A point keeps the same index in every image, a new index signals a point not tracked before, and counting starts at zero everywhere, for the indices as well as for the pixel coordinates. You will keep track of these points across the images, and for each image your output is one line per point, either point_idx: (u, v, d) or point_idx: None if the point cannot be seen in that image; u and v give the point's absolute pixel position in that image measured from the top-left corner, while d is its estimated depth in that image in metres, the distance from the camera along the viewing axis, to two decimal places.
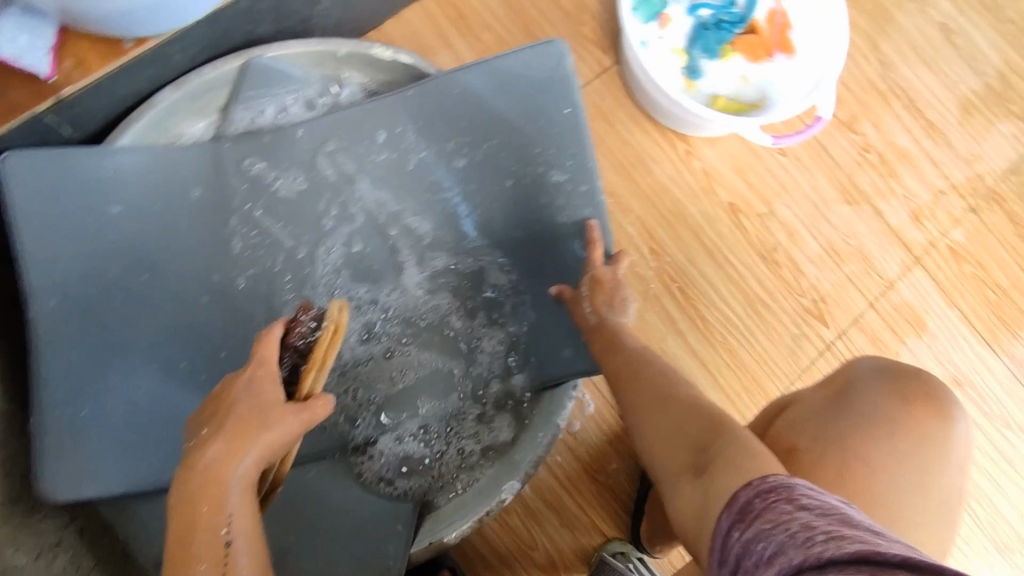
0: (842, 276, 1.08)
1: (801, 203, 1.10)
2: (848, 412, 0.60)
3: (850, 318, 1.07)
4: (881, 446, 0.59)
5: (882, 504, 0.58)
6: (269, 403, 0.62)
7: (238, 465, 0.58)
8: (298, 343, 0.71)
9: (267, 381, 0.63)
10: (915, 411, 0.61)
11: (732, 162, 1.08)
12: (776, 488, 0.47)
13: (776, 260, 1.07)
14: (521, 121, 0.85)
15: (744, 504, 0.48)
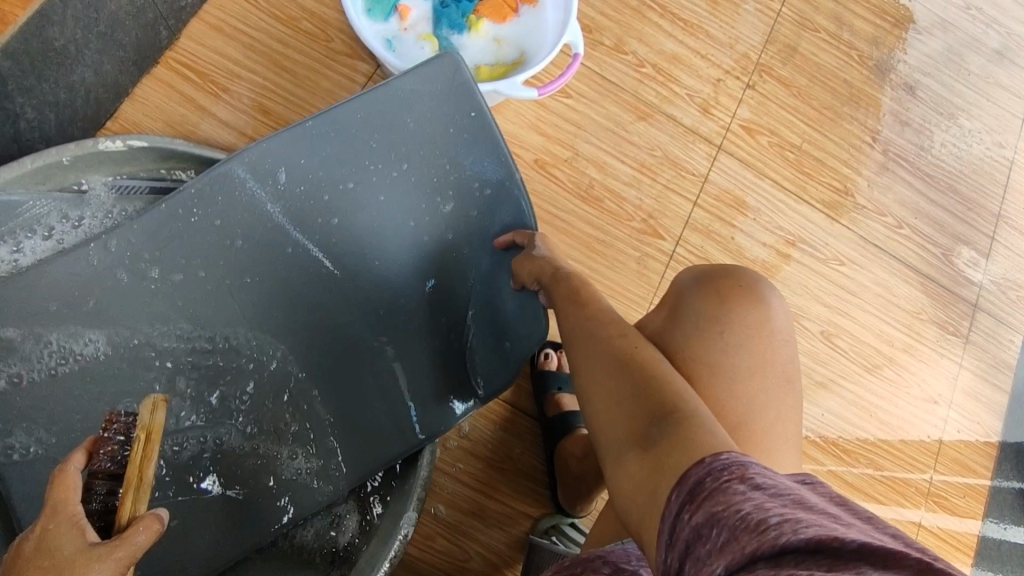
0: (660, 188, 1.13)
1: (601, 132, 1.13)
2: (674, 328, 0.69)
3: (680, 223, 1.12)
4: (714, 342, 0.67)
5: (727, 393, 0.66)
6: (66, 555, 0.49)
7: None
8: (109, 465, 0.57)
9: (61, 530, 0.50)
10: (731, 307, 0.69)
11: (523, 121, 1.09)
12: (729, 466, 0.44)
13: (596, 197, 1.09)
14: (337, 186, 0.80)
15: (694, 481, 0.44)
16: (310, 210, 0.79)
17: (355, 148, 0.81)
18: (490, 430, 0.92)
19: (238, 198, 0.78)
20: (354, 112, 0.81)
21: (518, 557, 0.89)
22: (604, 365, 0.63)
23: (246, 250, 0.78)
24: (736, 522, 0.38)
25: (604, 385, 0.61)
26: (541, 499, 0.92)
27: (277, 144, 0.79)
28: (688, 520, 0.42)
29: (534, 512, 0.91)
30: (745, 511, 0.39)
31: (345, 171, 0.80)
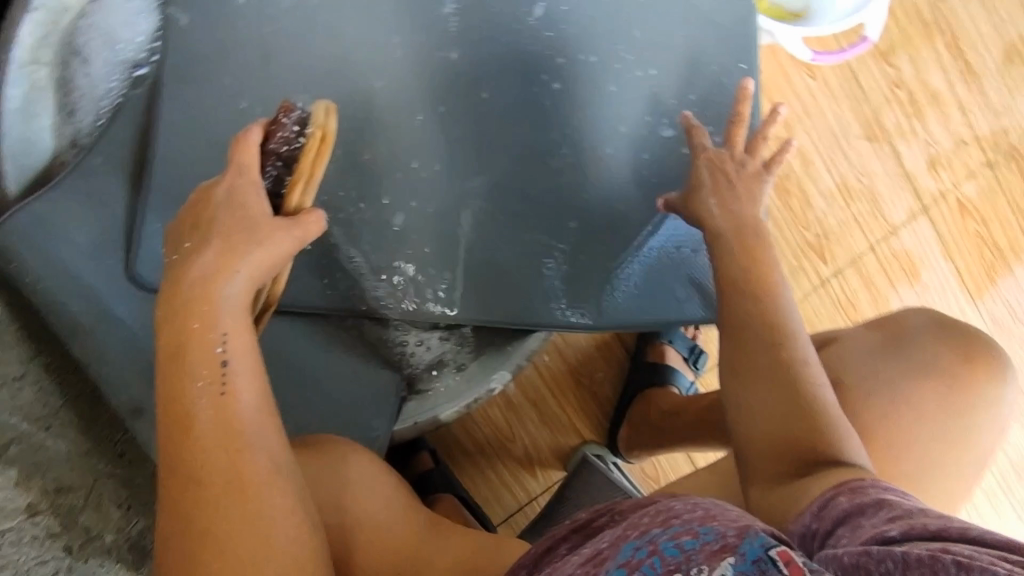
0: (848, 215, 1.05)
1: (824, 131, 1.05)
2: (897, 355, 0.65)
3: (849, 257, 1.05)
4: (924, 391, 0.63)
5: (917, 445, 0.62)
6: (254, 216, 0.50)
7: (233, 278, 0.48)
8: (280, 150, 0.55)
9: (250, 190, 0.52)
10: (953, 364, 0.65)
11: (759, 76, 1.02)
12: (897, 489, 0.43)
13: (786, 188, 1.04)
14: (572, 35, 0.75)
15: (869, 492, 0.42)
16: (544, 53, 0.74)
17: (614, 24, 0.75)
18: (587, 343, 0.92)
19: (491, 8, 0.74)
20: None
21: (554, 465, 0.89)
22: (758, 372, 0.52)
23: (469, 56, 0.73)
24: (903, 514, 0.39)
25: (757, 396, 0.51)
26: (598, 427, 0.92)
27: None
28: (842, 502, 0.42)
29: (586, 435, 0.91)
30: (911, 510, 0.40)
31: (596, 41, 0.75)
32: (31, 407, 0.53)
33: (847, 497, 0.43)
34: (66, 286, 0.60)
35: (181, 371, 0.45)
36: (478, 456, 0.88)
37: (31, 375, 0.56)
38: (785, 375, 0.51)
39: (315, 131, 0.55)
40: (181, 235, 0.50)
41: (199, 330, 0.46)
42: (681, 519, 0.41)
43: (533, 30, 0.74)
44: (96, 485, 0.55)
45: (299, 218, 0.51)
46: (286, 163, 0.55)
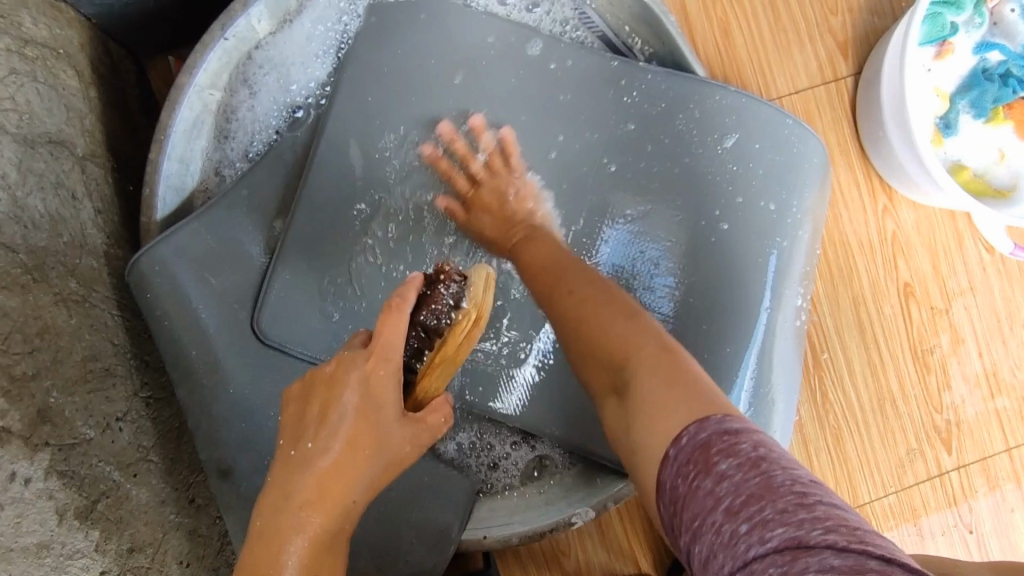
0: (990, 408, 0.94)
1: (987, 311, 0.94)
2: None
3: (978, 454, 0.94)
4: None
5: None
6: (387, 421, 0.50)
7: (354, 490, 0.48)
8: (427, 322, 0.59)
9: (393, 380, 0.50)
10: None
11: (929, 237, 0.92)
12: (709, 439, 0.38)
13: (927, 363, 0.93)
14: (756, 173, 0.70)
15: (690, 448, 0.39)
16: (722, 184, 0.70)
17: (802, 173, 0.70)
18: None
19: (675, 128, 0.71)
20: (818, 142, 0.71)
21: None
22: (582, 313, 0.53)
23: (636, 169, 0.71)
24: (712, 535, 0.36)
25: (599, 315, 0.51)
26: (658, 565, 0.85)
27: (754, 107, 0.70)
28: (675, 525, 0.38)
29: (644, 569, 0.85)
30: (717, 520, 0.36)
31: (777, 186, 0.70)
32: (126, 452, 0.52)
33: (677, 470, 0.39)
34: (188, 326, 0.61)
35: None
36: (527, 560, 0.83)
37: (131, 413, 0.55)
38: (603, 297, 0.53)
39: (470, 310, 0.60)
40: (310, 429, 0.49)
41: (313, 536, 0.46)
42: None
43: (718, 158, 0.70)
44: (164, 541, 0.54)
45: (428, 419, 0.52)
46: (430, 333, 0.60)
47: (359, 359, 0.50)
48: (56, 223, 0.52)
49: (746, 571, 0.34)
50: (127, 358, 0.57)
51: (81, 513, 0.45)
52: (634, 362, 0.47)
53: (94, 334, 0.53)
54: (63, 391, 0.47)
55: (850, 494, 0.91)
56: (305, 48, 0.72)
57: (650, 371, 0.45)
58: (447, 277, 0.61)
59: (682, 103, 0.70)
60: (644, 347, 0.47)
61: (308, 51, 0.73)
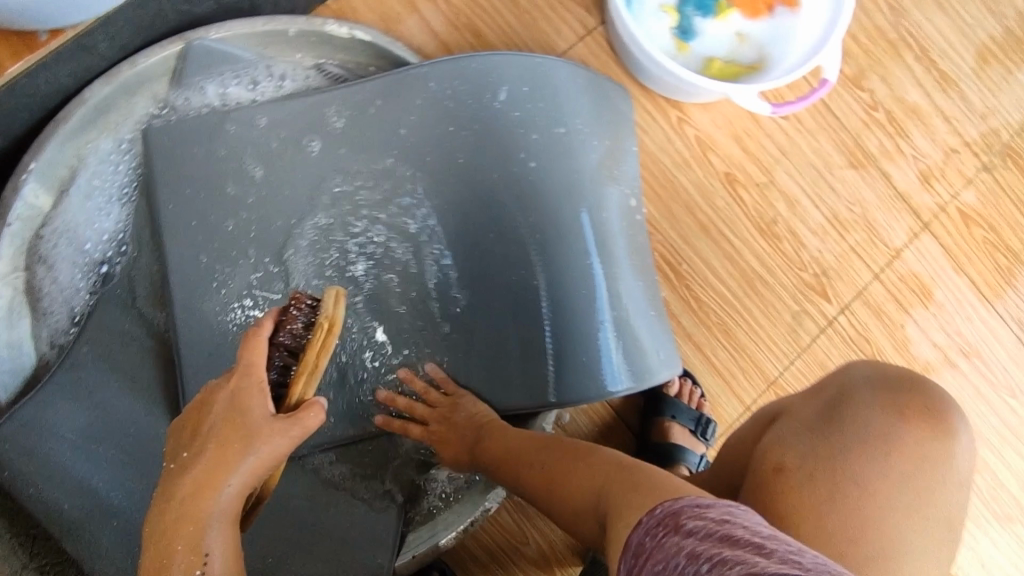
0: (845, 247, 1.02)
1: (805, 168, 1.02)
2: (839, 431, 0.57)
3: (854, 291, 1.02)
4: (871, 465, 0.55)
5: (881, 532, 0.54)
6: (253, 419, 0.53)
7: (221, 488, 0.51)
8: (287, 341, 0.59)
9: (255, 393, 0.54)
10: (907, 428, 0.56)
11: (728, 127, 1.00)
12: (680, 509, 0.47)
13: (775, 233, 1.00)
14: (526, 124, 0.77)
15: (660, 515, 0.47)
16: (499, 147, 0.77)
17: (564, 106, 0.77)
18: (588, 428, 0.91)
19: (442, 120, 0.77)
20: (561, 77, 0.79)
21: (571, 559, 0.87)
22: (559, 469, 0.63)
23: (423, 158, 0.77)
24: (671, 574, 0.41)
25: (573, 476, 0.61)
26: None
27: (497, 65, 0.77)
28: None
29: None
30: (678, 562, 0.41)
31: (548, 120, 0.77)
32: None
33: (648, 531, 0.47)
34: None
35: None
36: (492, 563, 0.87)
37: None
38: (570, 454, 0.64)
39: (322, 321, 0.59)
40: (184, 443, 0.54)
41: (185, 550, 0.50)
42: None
43: (489, 123, 0.77)
44: None
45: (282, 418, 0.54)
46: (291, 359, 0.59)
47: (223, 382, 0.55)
48: None
49: None
50: None
51: None
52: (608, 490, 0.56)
53: None
54: None
55: (760, 376, 0.97)
56: (94, 205, 0.78)
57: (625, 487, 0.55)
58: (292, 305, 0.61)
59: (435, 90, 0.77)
60: (618, 476, 0.57)
61: (96, 207, 0.78)
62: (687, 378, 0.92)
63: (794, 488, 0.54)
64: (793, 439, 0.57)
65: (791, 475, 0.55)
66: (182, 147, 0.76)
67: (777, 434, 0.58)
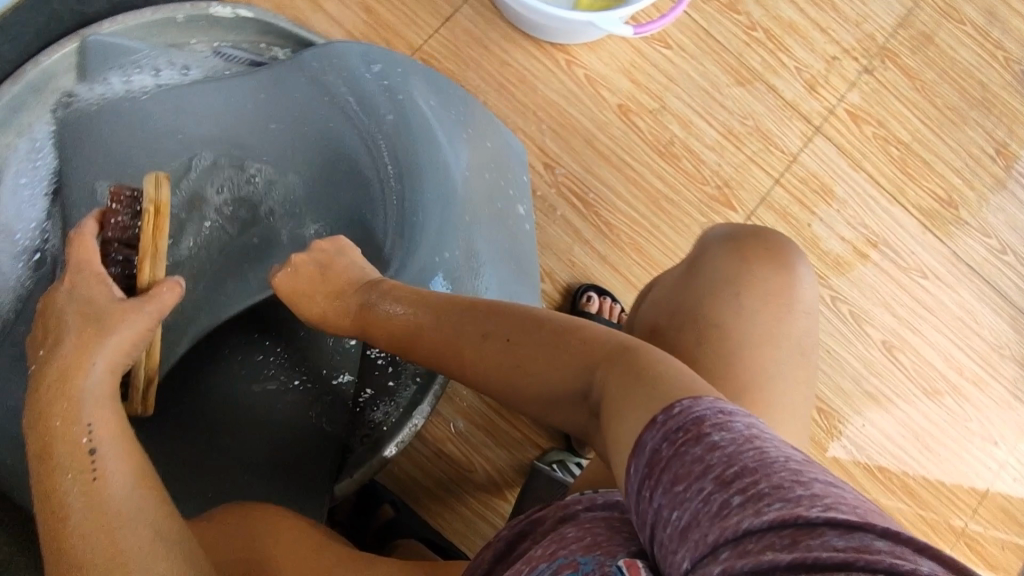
0: (743, 158, 1.08)
1: (694, 90, 1.08)
2: (694, 285, 0.60)
3: (758, 197, 1.07)
4: (722, 305, 0.58)
5: (749, 370, 0.57)
6: (101, 303, 0.58)
7: (88, 367, 0.57)
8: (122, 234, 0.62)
9: (94, 282, 0.59)
10: (750, 266, 0.60)
11: (614, 63, 1.07)
12: (703, 415, 0.42)
13: (674, 154, 1.06)
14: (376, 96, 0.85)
15: (683, 417, 0.43)
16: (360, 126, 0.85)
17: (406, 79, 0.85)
18: None
19: (291, 107, 0.85)
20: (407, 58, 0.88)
21: (519, 480, 0.91)
22: (530, 367, 0.62)
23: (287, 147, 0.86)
24: (699, 505, 0.39)
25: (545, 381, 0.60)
26: (553, 434, 0.94)
27: (340, 52, 0.83)
28: (649, 497, 0.42)
29: (543, 444, 0.93)
30: (706, 491, 0.38)
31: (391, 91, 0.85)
32: None
33: (663, 434, 0.43)
34: None
35: (53, 467, 0.54)
36: (443, 493, 0.90)
37: None
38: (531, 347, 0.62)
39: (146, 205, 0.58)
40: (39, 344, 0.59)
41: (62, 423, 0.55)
42: (573, 547, 0.48)
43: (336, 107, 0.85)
44: None
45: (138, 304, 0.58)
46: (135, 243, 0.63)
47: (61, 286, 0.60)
48: None
49: (742, 542, 0.36)
50: None
51: None
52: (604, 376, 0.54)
53: None
54: None
55: None
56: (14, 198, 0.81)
57: (621, 374, 0.53)
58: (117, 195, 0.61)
59: (290, 77, 0.84)
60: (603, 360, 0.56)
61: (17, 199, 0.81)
62: (606, 297, 0.97)
63: (664, 344, 0.59)
64: (660, 303, 0.62)
65: (661, 337, 0.60)
66: (82, 141, 0.81)
67: (651, 304, 0.63)
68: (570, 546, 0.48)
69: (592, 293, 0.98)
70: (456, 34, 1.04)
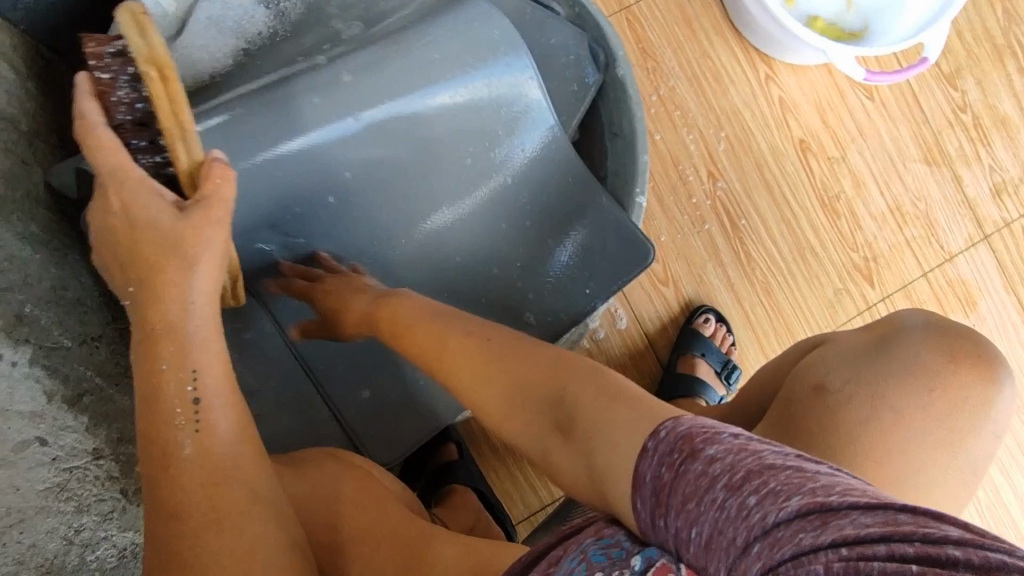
0: (900, 239, 1.02)
1: (880, 152, 1.02)
2: (881, 359, 0.61)
3: (899, 283, 1.01)
4: (908, 394, 0.60)
5: (905, 459, 0.59)
6: (166, 227, 0.45)
7: (165, 313, 0.46)
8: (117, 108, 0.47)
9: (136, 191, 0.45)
10: (953, 367, 0.60)
11: (812, 94, 1.01)
12: (691, 432, 0.38)
13: (835, 209, 1.01)
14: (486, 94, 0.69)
15: (670, 439, 0.39)
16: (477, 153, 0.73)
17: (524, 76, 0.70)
18: (620, 352, 0.95)
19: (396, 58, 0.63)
20: (600, 50, 0.81)
21: None
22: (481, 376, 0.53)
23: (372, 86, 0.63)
24: (715, 516, 0.35)
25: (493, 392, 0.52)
26: None
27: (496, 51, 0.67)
28: (666, 525, 0.37)
29: None
30: (720, 500, 0.35)
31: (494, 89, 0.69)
32: (104, 367, 0.60)
33: (659, 460, 0.39)
34: None
35: (162, 412, 0.45)
36: (505, 451, 0.91)
37: (106, 337, 0.63)
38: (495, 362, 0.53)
39: (143, 67, 0.43)
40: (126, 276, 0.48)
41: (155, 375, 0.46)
42: (612, 527, 0.42)
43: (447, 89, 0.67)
44: None
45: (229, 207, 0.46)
46: (149, 123, 0.48)
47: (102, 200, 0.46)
48: (9, 177, 0.60)
49: (770, 540, 0.32)
50: (88, 297, 0.64)
51: (67, 399, 0.52)
52: (574, 391, 0.48)
53: (61, 271, 0.61)
54: (36, 306, 0.54)
55: (789, 340, 0.99)
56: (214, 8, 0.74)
57: (592, 391, 0.47)
58: (98, 55, 0.46)
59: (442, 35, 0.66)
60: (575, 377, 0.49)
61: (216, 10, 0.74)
62: (722, 326, 0.95)
63: (832, 406, 0.60)
64: (836, 363, 0.62)
65: (831, 395, 0.61)
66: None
67: (820, 356, 0.64)
68: (599, 530, 0.42)
69: (710, 316, 0.95)
70: (669, 8, 0.98)
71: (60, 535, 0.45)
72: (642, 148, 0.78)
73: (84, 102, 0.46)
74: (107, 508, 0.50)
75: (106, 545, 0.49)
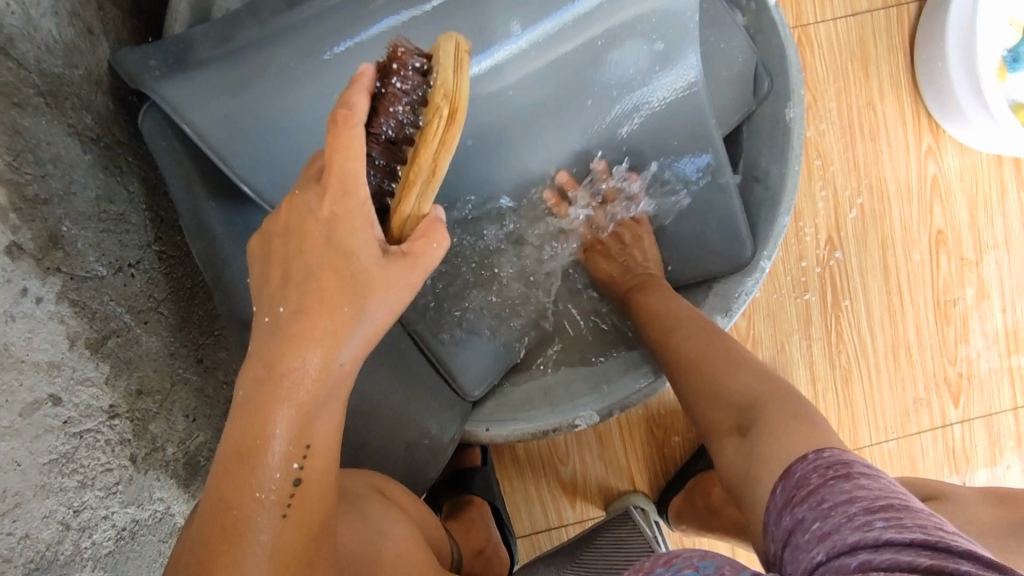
0: (1003, 365, 0.92)
1: (1019, 266, 0.90)
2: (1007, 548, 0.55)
3: (984, 409, 0.93)
4: None
5: None
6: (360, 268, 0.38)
7: (306, 355, 0.37)
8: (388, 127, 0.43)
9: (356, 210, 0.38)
10: None
11: (971, 182, 0.88)
12: (853, 462, 0.41)
13: (947, 314, 0.90)
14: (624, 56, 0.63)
15: (832, 460, 0.41)
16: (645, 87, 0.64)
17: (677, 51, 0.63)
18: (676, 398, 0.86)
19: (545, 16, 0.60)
20: (767, 77, 0.68)
21: (596, 500, 0.87)
22: (712, 386, 0.56)
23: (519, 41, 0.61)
24: (841, 517, 0.36)
25: (712, 392, 0.56)
26: (652, 484, 0.88)
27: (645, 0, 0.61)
28: (793, 515, 0.40)
29: (637, 485, 0.88)
30: (852, 510, 0.36)
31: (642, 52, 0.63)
32: (136, 300, 0.52)
33: (812, 469, 0.41)
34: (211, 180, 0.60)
35: (248, 484, 0.36)
36: (525, 464, 0.86)
37: (144, 263, 0.55)
38: (727, 347, 0.58)
39: (440, 101, 0.41)
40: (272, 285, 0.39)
41: (255, 403, 0.36)
42: (680, 555, 0.41)
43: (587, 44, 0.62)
44: (172, 391, 0.55)
45: (431, 242, 0.40)
46: (400, 148, 0.44)
47: (314, 198, 0.38)
48: (73, 54, 0.49)
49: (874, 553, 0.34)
50: (133, 210, 0.55)
51: (90, 344, 0.45)
52: (762, 415, 0.49)
53: (107, 176, 0.52)
54: (75, 223, 0.46)
55: (849, 436, 0.91)
56: None
57: (781, 409, 0.49)
58: (403, 66, 0.44)
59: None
60: (778, 395, 0.51)
61: None
62: None
63: None
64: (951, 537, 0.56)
65: None
66: None
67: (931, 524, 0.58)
68: (666, 557, 0.41)
69: None
70: (850, 38, 0.84)
71: (57, 519, 0.38)
72: (786, 206, 0.66)
73: (357, 97, 0.38)
74: (112, 481, 0.44)
75: (104, 526, 0.42)
